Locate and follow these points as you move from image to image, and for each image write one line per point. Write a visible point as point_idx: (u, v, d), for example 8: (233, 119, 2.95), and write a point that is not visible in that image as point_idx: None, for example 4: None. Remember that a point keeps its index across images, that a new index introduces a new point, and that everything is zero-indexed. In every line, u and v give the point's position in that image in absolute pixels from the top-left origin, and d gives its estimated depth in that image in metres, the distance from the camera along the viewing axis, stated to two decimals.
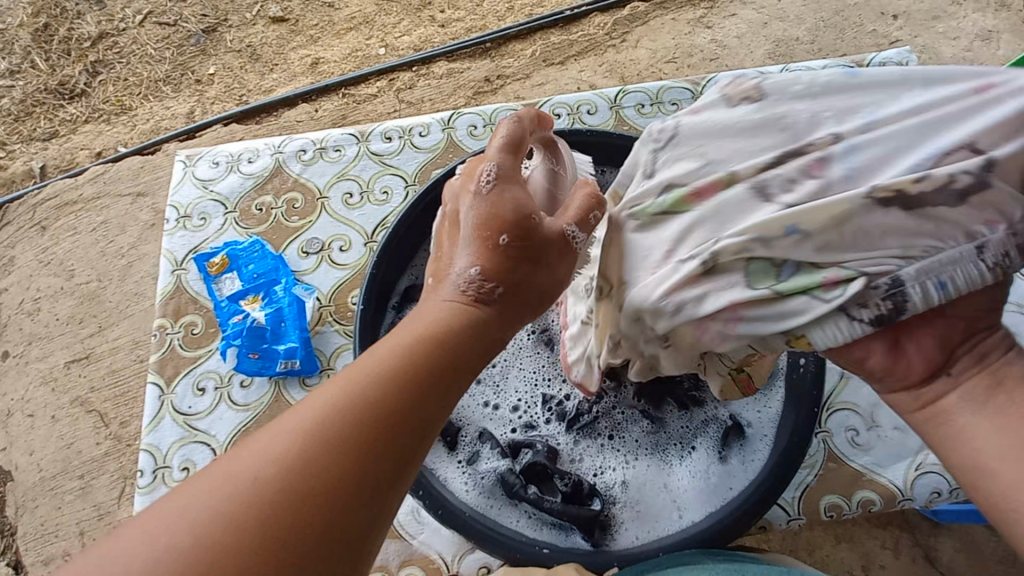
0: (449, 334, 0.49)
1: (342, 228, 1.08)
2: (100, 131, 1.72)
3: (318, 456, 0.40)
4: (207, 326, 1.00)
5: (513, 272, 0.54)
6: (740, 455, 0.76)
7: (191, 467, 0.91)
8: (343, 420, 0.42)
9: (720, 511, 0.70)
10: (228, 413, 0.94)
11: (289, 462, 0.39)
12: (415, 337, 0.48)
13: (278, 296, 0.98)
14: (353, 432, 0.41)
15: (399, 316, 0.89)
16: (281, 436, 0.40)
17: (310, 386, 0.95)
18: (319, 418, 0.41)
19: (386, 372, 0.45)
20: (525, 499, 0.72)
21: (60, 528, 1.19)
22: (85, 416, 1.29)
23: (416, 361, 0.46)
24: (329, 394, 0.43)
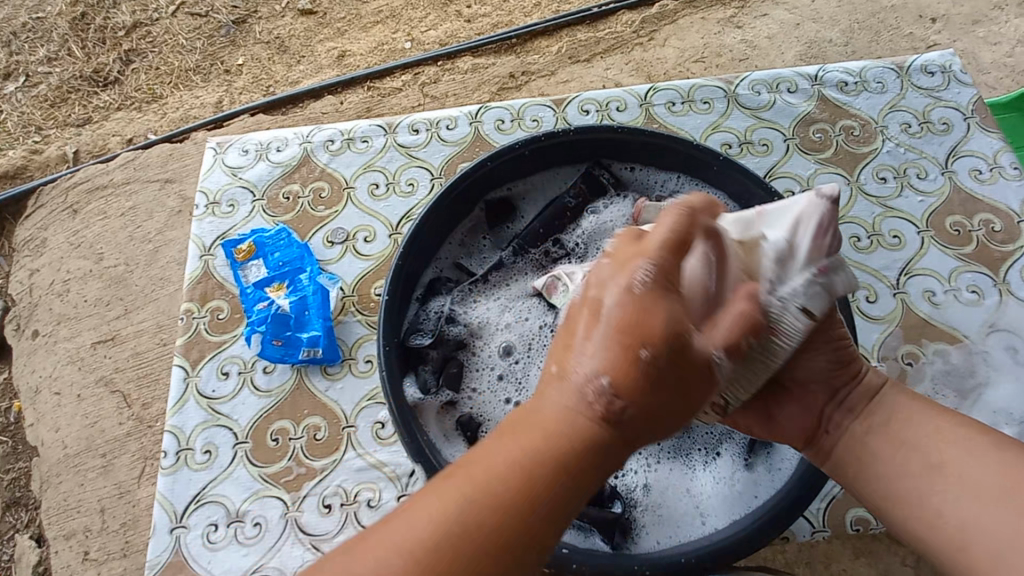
0: (586, 445, 0.45)
1: (367, 219, 1.08)
2: (131, 118, 1.75)
3: (445, 546, 0.41)
4: (232, 312, 1.02)
5: (644, 404, 0.45)
6: (766, 464, 0.74)
7: (212, 450, 0.92)
8: (497, 494, 0.43)
9: (744, 519, 0.68)
10: (251, 399, 0.95)
11: (417, 555, 0.41)
12: (550, 441, 0.45)
13: (304, 284, 0.99)
14: (474, 524, 0.42)
15: (423, 309, 0.88)
16: (413, 527, 0.42)
17: (331, 375, 0.96)
18: (446, 505, 0.43)
19: (524, 475, 0.44)
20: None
21: (82, 504, 1.22)
22: (109, 396, 1.32)
23: (553, 469, 0.44)
24: (466, 483, 0.44)
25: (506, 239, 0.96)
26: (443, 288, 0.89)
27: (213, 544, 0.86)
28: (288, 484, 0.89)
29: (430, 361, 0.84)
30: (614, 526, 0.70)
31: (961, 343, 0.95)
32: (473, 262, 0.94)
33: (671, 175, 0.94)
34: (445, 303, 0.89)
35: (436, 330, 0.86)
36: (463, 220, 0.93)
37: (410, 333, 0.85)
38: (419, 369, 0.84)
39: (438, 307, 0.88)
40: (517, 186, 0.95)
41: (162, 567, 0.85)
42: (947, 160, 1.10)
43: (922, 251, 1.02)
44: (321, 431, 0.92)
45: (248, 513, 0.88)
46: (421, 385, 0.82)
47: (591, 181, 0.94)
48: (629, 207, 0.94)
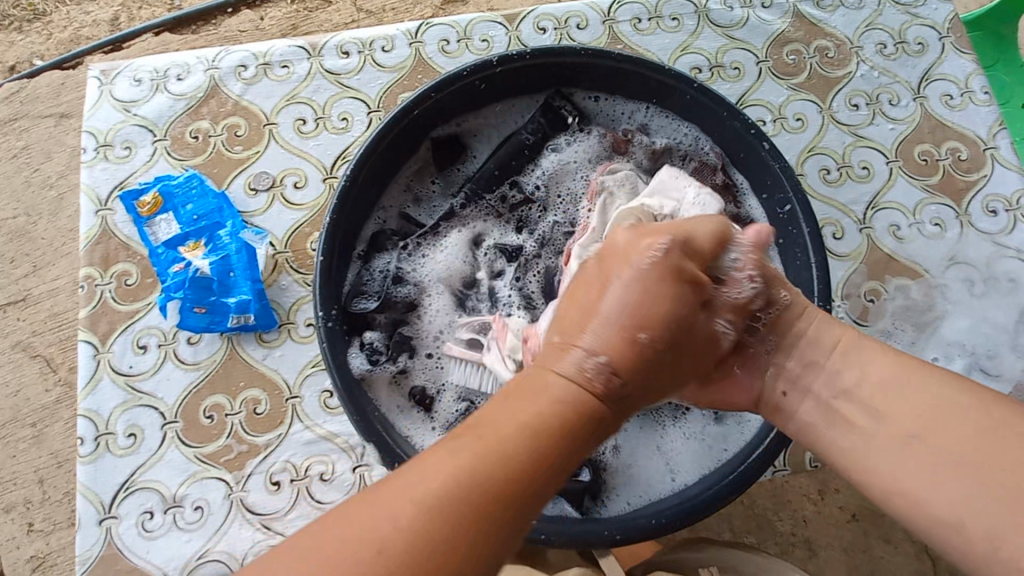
0: (583, 422, 0.44)
1: (295, 160, 0.93)
2: (12, 41, 1.45)
3: (444, 514, 0.39)
4: (142, 276, 0.88)
5: (642, 379, 0.48)
6: (736, 416, 0.71)
7: (137, 433, 0.82)
8: (497, 468, 0.41)
9: (715, 474, 0.66)
10: (177, 373, 0.84)
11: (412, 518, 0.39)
12: (553, 411, 0.44)
13: (224, 242, 0.86)
14: (479, 501, 0.40)
15: (364, 270, 0.78)
16: (411, 497, 0.40)
17: (267, 343, 0.86)
18: (447, 471, 0.40)
19: (521, 444, 0.42)
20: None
21: (17, 477, 1.10)
22: (30, 361, 1.17)
23: (549, 433, 0.42)
24: (471, 452, 0.41)
25: (456, 183, 0.85)
26: (387, 245, 0.79)
27: (150, 533, 0.78)
28: (229, 463, 0.82)
29: (376, 328, 0.76)
30: (582, 493, 0.67)
31: (922, 278, 0.95)
32: (419, 211, 0.83)
33: (639, 105, 0.84)
34: (391, 262, 0.79)
35: (382, 294, 0.77)
36: (407, 161, 0.81)
37: (353, 295, 0.76)
38: (363, 338, 0.75)
39: (382, 267, 0.79)
40: (468, 121, 0.84)
41: (94, 562, 0.77)
42: (919, 84, 1.04)
43: (890, 183, 0.99)
44: (261, 404, 0.84)
45: (187, 497, 0.80)
46: (367, 356, 0.74)
47: (552, 115, 0.83)
48: (595, 141, 0.84)
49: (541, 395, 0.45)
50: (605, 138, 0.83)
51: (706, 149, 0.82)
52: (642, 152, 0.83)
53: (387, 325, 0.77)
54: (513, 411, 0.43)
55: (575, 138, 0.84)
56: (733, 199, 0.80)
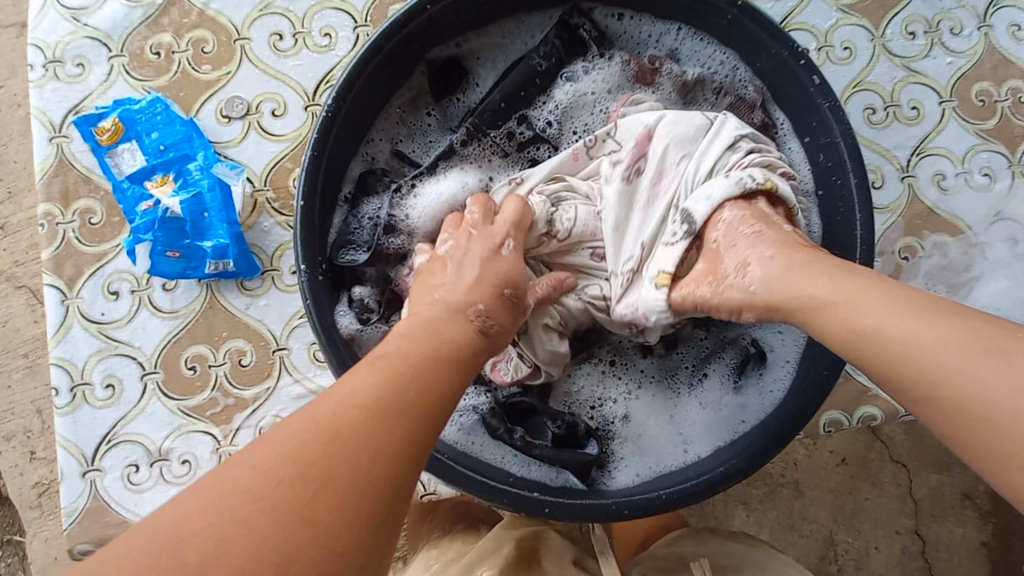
0: (465, 345, 0.46)
1: (272, 84, 0.82)
2: None
3: (382, 407, 0.37)
4: (108, 215, 0.79)
5: (507, 323, 0.51)
6: (757, 385, 0.66)
7: (116, 384, 0.77)
8: (413, 367, 0.40)
9: (730, 448, 0.62)
10: (153, 322, 0.78)
11: (348, 413, 0.36)
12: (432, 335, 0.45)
13: (195, 178, 0.77)
14: (406, 394, 0.38)
15: (351, 216, 0.69)
16: (343, 394, 0.37)
17: (250, 291, 0.79)
18: (368, 377, 0.38)
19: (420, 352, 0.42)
20: (510, 444, 0.65)
21: (12, 408, 1.07)
22: (15, 293, 1.08)
23: (438, 350, 0.43)
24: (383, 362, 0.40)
25: (456, 116, 0.75)
26: (377, 188, 0.70)
27: (138, 485, 0.76)
28: (215, 417, 0.78)
29: (365, 283, 0.69)
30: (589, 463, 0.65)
31: (963, 235, 0.87)
32: (412, 147, 0.74)
33: (671, 26, 0.71)
34: (382, 208, 0.71)
35: (372, 244, 0.70)
36: (400, 88, 0.70)
37: (338, 244, 0.68)
38: (351, 294, 0.68)
39: (371, 212, 0.71)
40: (470, 41, 0.72)
41: (80, 514, 0.75)
42: (987, 10, 0.91)
43: (940, 126, 0.88)
44: (247, 356, 0.78)
45: (173, 451, 0.77)
46: (357, 316, 0.67)
47: (568, 35, 0.72)
48: (615, 70, 0.73)
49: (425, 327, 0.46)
50: (631, 63, 0.73)
51: (742, 81, 0.71)
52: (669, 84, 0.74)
53: (381, 279, 0.70)
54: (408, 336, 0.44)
55: (592, 63, 0.73)
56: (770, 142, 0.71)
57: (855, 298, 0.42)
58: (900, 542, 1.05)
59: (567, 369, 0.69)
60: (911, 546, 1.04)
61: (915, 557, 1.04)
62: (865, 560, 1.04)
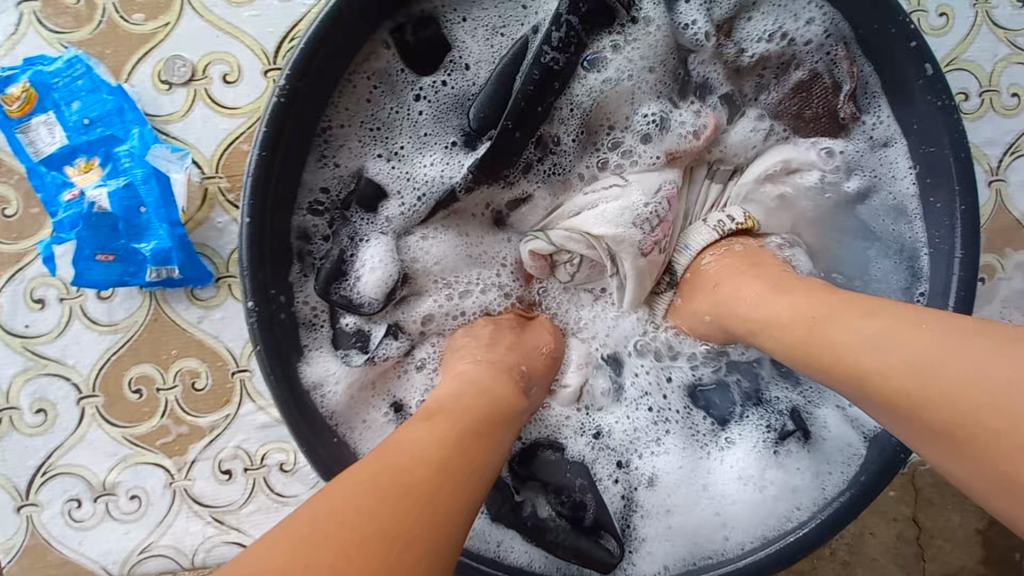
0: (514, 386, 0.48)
1: (222, 41, 0.65)
2: None
3: (456, 446, 0.38)
4: (25, 205, 0.65)
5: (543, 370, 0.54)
6: (811, 463, 0.55)
7: (48, 408, 0.65)
8: (476, 410, 0.43)
9: (765, 544, 0.53)
10: (88, 337, 0.65)
11: (428, 450, 0.37)
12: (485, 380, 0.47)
13: (128, 165, 0.62)
14: (477, 435, 0.40)
15: (331, 235, 0.54)
16: (421, 435, 0.38)
17: (203, 301, 0.66)
18: (436, 424, 0.40)
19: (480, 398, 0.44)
20: (514, 526, 0.54)
21: None
22: None
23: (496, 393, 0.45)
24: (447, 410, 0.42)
25: (452, 97, 0.55)
26: (355, 197, 0.54)
27: (81, 523, 0.66)
28: (167, 447, 0.67)
29: (359, 312, 0.55)
30: (610, 564, 0.54)
31: None
32: (399, 141, 0.55)
33: None
34: (368, 221, 0.55)
35: (362, 270, 0.54)
36: (369, 60, 0.52)
37: (328, 280, 0.53)
38: (340, 327, 0.55)
39: (362, 228, 0.55)
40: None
41: (18, 552, 0.66)
42: None
43: None
44: (201, 378, 0.66)
45: (120, 485, 0.66)
46: (361, 348, 0.56)
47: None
48: (660, 39, 0.55)
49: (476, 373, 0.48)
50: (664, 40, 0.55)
51: (841, 56, 0.54)
52: (716, 57, 0.57)
53: (382, 313, 0.57)
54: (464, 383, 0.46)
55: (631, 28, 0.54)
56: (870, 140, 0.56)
57: (805, 312, 0.43)
58: (894, 529, 0.81)
59: (592, 418, 0.59)
60: (907, 533, 0.81)
61: (909, 544, 0.81)
62: (856, 545, 0.81)
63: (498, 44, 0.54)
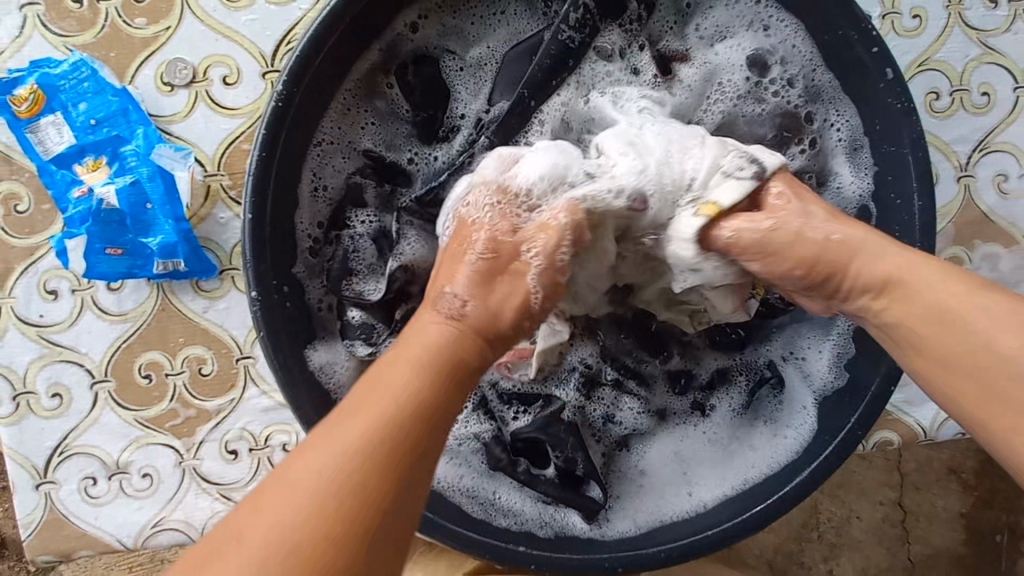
0: (462, 349, 0.42)
1: (221, 44, 0.68)
2: None
3: (368, 453, 0.36)
4: (36, 201, 0.68)
5: (499, 310, 0.45)
6: (771, 420, 0.60)
7: (63, 392, 0.69)
8: (397, 393, 0.38)
9: (737, 500, 0.57)
10: (99, 326, 0.69)
11: (337, 463, 0.35)
12: (427, 351, 0.41)
13: (134, 163, 0.66)
14: (395, 428, 0.37)
15: (332, 237, 0.58)
16: (332, 445, 0.36)
17: (207, 292, 0.69)
18: (355, 422, 0.37)
19: (413, 374, 0.39)
20: (510, 479, 0.59)
21: None
22: None
23: (428, 367, 0.40)
24: (371, 396, 0.38)
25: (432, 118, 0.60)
26: (351, 203, 0.59)
27: (96, 499, 0.71)
28: (176, 429, 0.71)
29: (365, 306, 0.59)
30: (595, 512, 0.58)
31: (1016, 246, 0.76)
32: (385, 154, 0.59)
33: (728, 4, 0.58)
34: (368, 218, 0.59)
35: (365, 267, 0.59)
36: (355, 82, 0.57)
37: (334, 275, 0.58)
38: (346, 320, 0.58)
39: (361, 230, 0.59)
40: (431, 18, 0.58)
41: (38, 526, 0.71)
42: None
43: (1012, 117, 0.75)
44: (207, 364, 0.70)
45: (133, 464, 0.71)
46: (365, 339, 0.58)
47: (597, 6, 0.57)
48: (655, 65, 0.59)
49: (418, 335, 0.42)
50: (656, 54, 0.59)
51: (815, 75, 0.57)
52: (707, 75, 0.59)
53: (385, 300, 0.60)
54: (399, 350, 0.41)
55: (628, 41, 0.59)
56: (845, 152, 0.57)
57: (902, 263, 0.44)
58: (880, 512, 0.93)
59: (574, 384, 0.62)
60: (892, 515, 0.92)
61: (893, 526, 0.93)
62: (844, 528, 0.92)
63: (481, 67, 0.60)
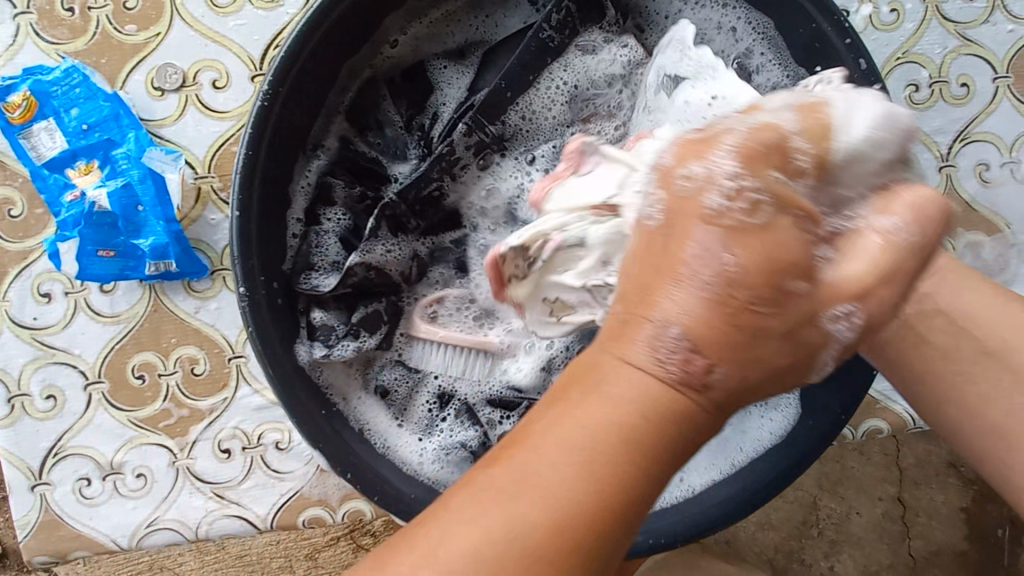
0: (678, 431, 0.32)
1: (210, 48, 0.69)
2: None
3: (552, 549, 0.30)
4: (29, 205, 0.69)
5: (737, 359, 0.32)
6: (757, 402, 0.61)
7: (57, 394, 0.70)
8: (590, 481, 0.30)
9: (731, 482, 0.57)
10: (93, 328, 0.70)
11: (514, 551, 0.30)
12: (633, 423, 0.31)
13: (125, 167, 0.67)
14: (585, 529, 0.30)
15: (302, 230, 0.58)
16: (511, 527, 0.30)
17: (200, 293, 0.70)
18: (541, 504, 0.30)
19: (612, 456, 0.31)
20: None
21: None
22: None
23: (632, 451, 0.31)
24: (564, 475, 0.31)
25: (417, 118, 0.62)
26: (324, 199, 0.59)
27: (91, 499, 0.71)
28: (169, 429, 0.72)
29: (326, 305, 0.58)
30: None
31: (1000, 235, 0.77)
32: (363, 151, 0.61)
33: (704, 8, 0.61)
34: (337, 216, 0.60)
35: (327, 262, 0.59)
36: (342, 83, 0.59)
37: (295, 267, 0.58)
38: (309, 321, 0.57)
39: (329, 224, 0.60)
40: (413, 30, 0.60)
41: (34, 527, 0.71)
42: None
43: (991, 107, 0.76)
44: (200, 364, 0.71)
45: (126, 464, 0.71)
46: (324, 342, 0.57)
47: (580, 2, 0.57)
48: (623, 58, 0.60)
49: (617, 384, 0.32)
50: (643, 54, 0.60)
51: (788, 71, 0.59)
52: None
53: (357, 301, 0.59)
54: (590, 405, 0.32)
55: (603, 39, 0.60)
56: None
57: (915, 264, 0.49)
58: (880, 508, 0.92)
59: None
60: (892, 510, 0.92)
61: (894, 522, 0.92)
62: (844, 525, 0.92)
63: (465, 69, 0.62)
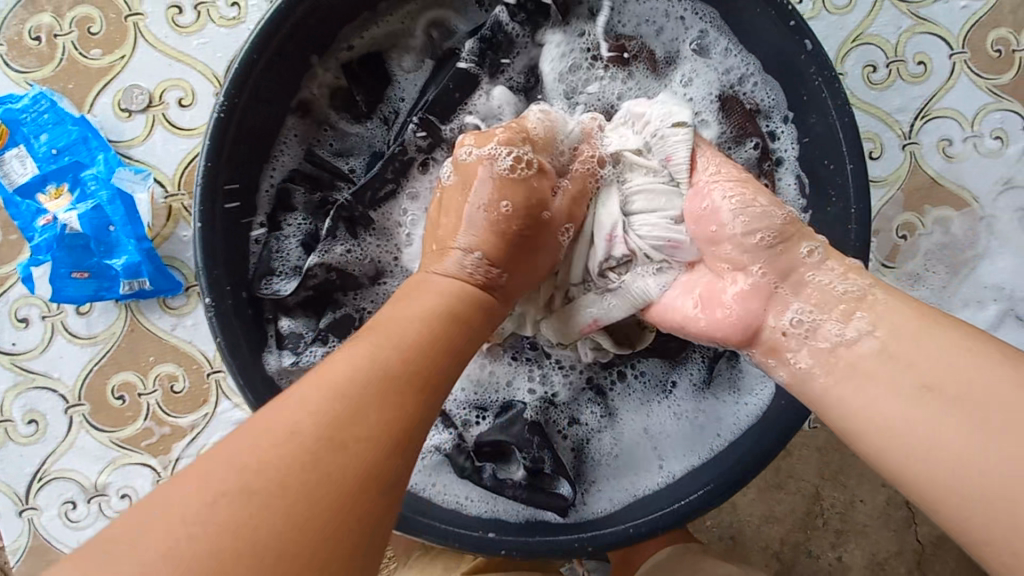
0: (466, 309, 0.43)
1: (175, 68, 0.70)
2: None
3: (377, 382, 0.36)
4: (4, 233, 0.70)
5: (516, 262, 0.47)
6: (731, 388, 0.61)
7: (38, 418, 0.70)
8: (404, 336, 0.39)
9: (709, 469, 0.57)
10: (71, 350, 0.70)
11: (348, 384, 0.35)
12: (437, 306, 0.42)
13: (94, 188, 0.68)
14: (401, 368, 0.37)
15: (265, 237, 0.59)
16: (340, 367, 0.36)
17: (175, 310, 0.71)
18: (361, 352, 0.37)
19: (421, 323, 0.40)
20: (477, 483, 0.59)
21: None
22: None
23: (436, 321, 0.40)
24: (385, 334, 0.38)
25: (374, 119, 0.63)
26: (284, 205, 0.60)
27: (77, 523, 0.71)
28: (152, 447, 0.72)
29: (293, 314, 0.59)
30: (568, 507, 0.58)
31: (968, 209, 0.78)
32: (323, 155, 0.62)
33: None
34: (299, 222, 0.61)
35: (291, 267, 0.59)
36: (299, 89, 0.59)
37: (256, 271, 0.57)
38: (277, 328, 0.58)
39: (292, 229, 0.60)
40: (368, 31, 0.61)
41: (22, 553, 0.71)
42: None
43: (949, 84, 0.77)
44: (179, 381, 0.71)
45: (110, 485, 0.71)
46: (291, 350, 0.58)
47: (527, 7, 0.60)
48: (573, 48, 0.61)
49: (423, 289, 0.43)
50: (600, 38, 0.61)
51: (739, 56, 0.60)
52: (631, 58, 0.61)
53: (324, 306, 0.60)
54: (403, 303, 0.42)
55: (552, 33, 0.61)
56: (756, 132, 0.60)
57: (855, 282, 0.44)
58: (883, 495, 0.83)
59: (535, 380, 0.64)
60: (896, 497, 0.82)
61: (897, 508, 0.83)
62: (849, 514, 0.82)
63: (416, 69, 0.63)
